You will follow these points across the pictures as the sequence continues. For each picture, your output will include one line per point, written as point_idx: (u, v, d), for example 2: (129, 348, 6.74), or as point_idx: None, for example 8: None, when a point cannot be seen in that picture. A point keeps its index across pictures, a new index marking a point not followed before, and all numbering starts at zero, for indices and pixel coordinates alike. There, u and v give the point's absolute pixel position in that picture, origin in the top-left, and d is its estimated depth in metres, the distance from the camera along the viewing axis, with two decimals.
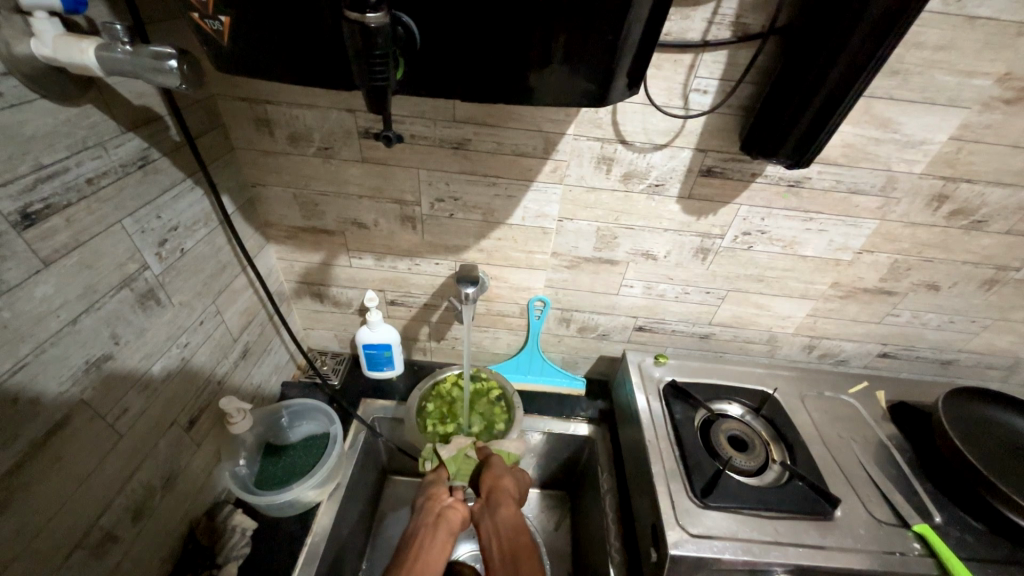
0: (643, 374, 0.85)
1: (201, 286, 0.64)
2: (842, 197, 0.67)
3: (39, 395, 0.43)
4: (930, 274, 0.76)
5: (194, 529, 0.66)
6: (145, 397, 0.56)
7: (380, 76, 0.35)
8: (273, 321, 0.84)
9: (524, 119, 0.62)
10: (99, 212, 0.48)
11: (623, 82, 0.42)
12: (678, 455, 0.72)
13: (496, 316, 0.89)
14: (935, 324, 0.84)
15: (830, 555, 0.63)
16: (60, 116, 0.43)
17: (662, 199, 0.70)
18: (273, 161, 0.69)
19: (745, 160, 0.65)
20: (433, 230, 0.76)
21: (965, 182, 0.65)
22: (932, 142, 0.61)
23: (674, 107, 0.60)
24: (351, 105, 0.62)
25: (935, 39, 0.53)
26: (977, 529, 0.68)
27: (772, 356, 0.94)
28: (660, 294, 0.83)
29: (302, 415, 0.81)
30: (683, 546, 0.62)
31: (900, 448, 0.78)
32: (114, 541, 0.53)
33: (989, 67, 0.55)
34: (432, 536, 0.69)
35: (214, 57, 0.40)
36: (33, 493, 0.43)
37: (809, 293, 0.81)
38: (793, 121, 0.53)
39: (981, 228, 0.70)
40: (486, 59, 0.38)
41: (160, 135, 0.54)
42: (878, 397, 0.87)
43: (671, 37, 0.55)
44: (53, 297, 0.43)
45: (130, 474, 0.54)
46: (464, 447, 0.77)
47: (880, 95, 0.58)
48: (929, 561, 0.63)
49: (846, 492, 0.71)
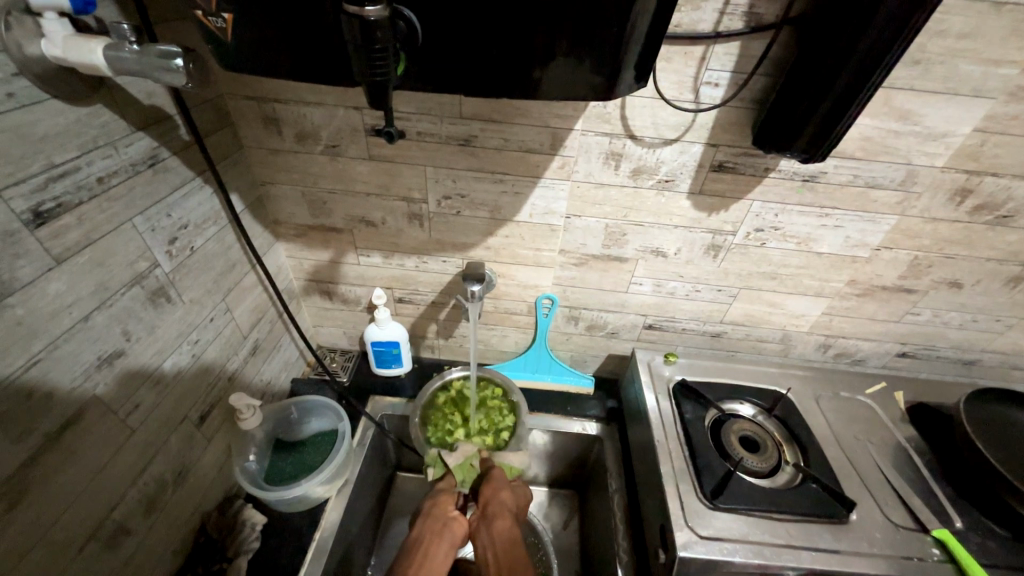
0: (652, 373, 0.84)
1: (210, 284, 0.64)
2: (859, 191, 0.65)
3: (52, 391, 0.44)
4: (952, 271, 0.74)
5: (205, 523, 0.67)
6: (156, 394, 0.57)
7: (380, 71, 0.35)
8: (283, 319, 0.85)
9: (531, 114, 0.61)
10: (110, 211, 0.48)
11: (630, 74, 0.41)
12: (687, 456, 0.71)
13: (503, 313, 0.89)
14: (957, 323, 0.81)
15: (845, 560, 0.61)
16: (71, 115, 0.43)
17: (672, 195, 0.68)
18: (282, 159, 0.69)
19: (756, 155, 0.63)
20: (440, 228, 0.76)
21: (990, 176, 0.62)
22: (955, 135, 0.59)
23: (684, 101, 0.59)
24: (357, 103, 0.62)
25: (959, 27, 0.51)
26: (1000, 535, 0.66)
27: (786, 356, 0.92)
28: (670, 292, 0.81)
29: (311, 411, 0.81)
30: (692, 548, 0.60)
31: (919, 451, 0.76)
32: (126, 534, 0.54)
33: (1016, 55, 0.52)
34: (436, 545, 0.70)
35: (219, 57, 0.41)
36: (51, 485, 0.44)
37: (824, 291, 0.79)
38: (807, 114, 0.52)
39: (1007, 223, 0.67)
40: (489, 53, 0.37)
41: (170, 135, 0.55)
42: (896, 398, 0.85)
43: (681, 29, 0.54)
44: (65, 294, 0.44)
45: (142, 469, 0.55)
46: (470, 456, 0.77)
47: (899, 86, 0.56)
48: (949, 567, 0.62)
49: (861, 495, 0.69)
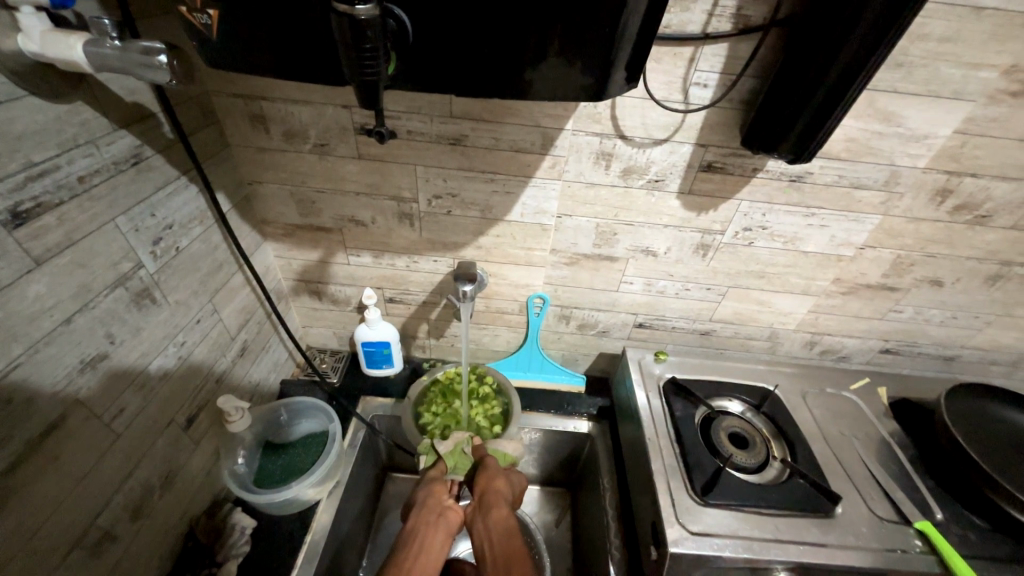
0: (643, 371, 0.85)
1: (196, 285, 0.63)
2: (844, 191, 0.66)
3: (34, 395, 0.43)
4: (933, 270, 0.75)
5: (193, 527, 0.66)
6: (143, 397, 0.56)
7: (371, 70, 0.34)
8: (271, 319, 0.84)
9: (522, 114, 0.61)
10: (91, 211, 0.47)
11: (621, 76, 0.41)
12: (677, 452, 0.72)
13: (495, 313, 0.89)
14: (938, 320, 0.83)
15: (832, 553, 0.62)
16: (50, 113, 0.42)
17: (662, 194, 0.69)
18: (269, 158, 0.68)
19: (745, 155, 0.64)
20: (431, 227, 0.75)
21: (970, 176, 0.64)
22: (936, 136, 0.60)
23: (673, 101, 0.60)
24: (346, 101, 0.61)
25: (940, 30, 0.52)
26: (980, 527, 0.67)
27: (773, 353, 0.94)
28: (661, 291, 0.82)
29: (301, 413, 0.80)
30: (683, 544, 0.61)
31: (902, 445, 0.78)
32: (112, 540, 0.53)
33: (994, 59, 0.53)
34: (432, 536, 0.69)
35: (204, 53, 0.40)
36: (32, 492, 0.43)
37: (810, 289, 0.80)
38: (794, 116, 0.52)
39: (986, 223, 0.69)
40: (481, 52, 0.37)
41: (154, 132, 0.54)
42: (880, 394, 0.86)
43: (670, 30, 0.55)
44: (45, 296, 0.43)
45: (128, 474, 0.54)
46: (460, 443, 0.77)
47: (883, 88, 0.57)
48: (931, 559, 0.63)
49: (846, 489, 0.70)
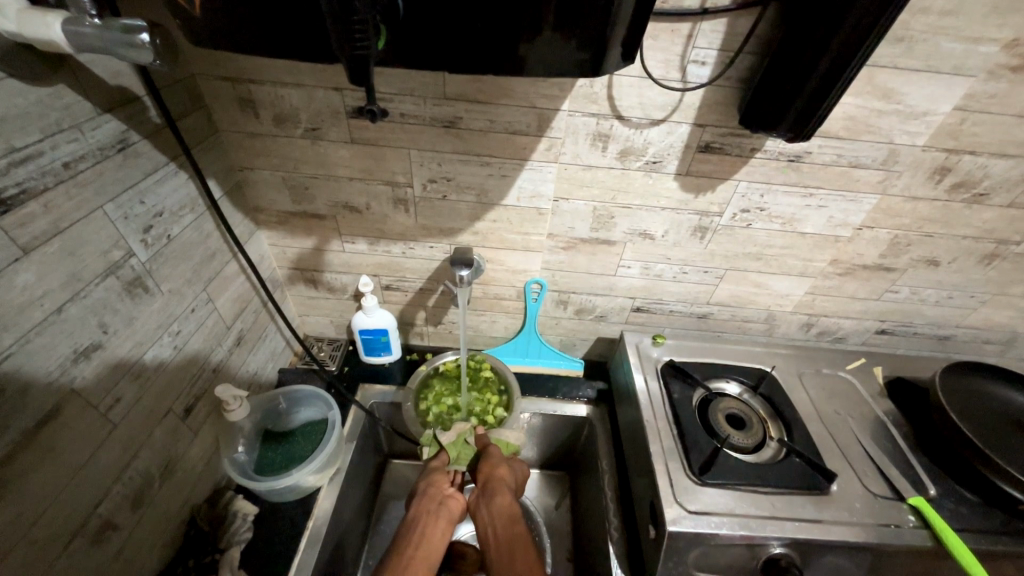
0: (641, 355, 0.86)
1: (189, 274, 0.62)
2: (842, 171, 0.66)
3: (28, 384, 0.42)
4: (930, 250, 0.75)
5: (195, 515, 0.67)
6: (139, 386, 0.55)
7: (360, 45, 0.33)
8: (268, 308, 0.83)
9: (517, 94, 0.60)
10: (79, 197, 0.46)
11: (618, 52, 0.40)
12: (675, 434, 0.72)
13: (493, 299, 0.88)
14: (934, 300, 0.84)
15: (826, 529, 0.63)
16: (31, 96, 0.41)
17: (660, 176, 0.68)
18: (260, 143, 0.67)
19: (743, 135, 0.63)
20: (427, 213, 0.74)
21: (968, 154, 0.63)
22: (936, 113, 0.59)
23: (671, 80, 0.59)
24: (337, 83, 0.60)
25: (941, 4, 0.51)
26: (972, 501, 0.68)
27: (771, 335, 0.94)
28: (658, 275, 0.82)
29: (300, 401, 0.80)
30: (681, 522, 0.62)
31: (897, 424, 0.79)
32: (113, 529, 0.53)
33: (996, 33, 0.53)
34: (433, 525, 0.69)
35: (188, 32, 0.39)
36: (31, 482, 0.43)
37: (808, 270, 0.80)
38: (793, 94, 0.52)
39: (983, 202, 0.69)
40: (474, 27, 0.36)
41: (140, 117, 0.52)
42: (875, 373, 0.87)
43: (667, 6, 0.53)
44: (34, 286, 0.42)
45: (126, 463, 0.54)
46: (464, 433, 0.79)
47: (883, 64, 0.56)
48: (924, 532, 0.64)
49: (842, 467, 0.71)
